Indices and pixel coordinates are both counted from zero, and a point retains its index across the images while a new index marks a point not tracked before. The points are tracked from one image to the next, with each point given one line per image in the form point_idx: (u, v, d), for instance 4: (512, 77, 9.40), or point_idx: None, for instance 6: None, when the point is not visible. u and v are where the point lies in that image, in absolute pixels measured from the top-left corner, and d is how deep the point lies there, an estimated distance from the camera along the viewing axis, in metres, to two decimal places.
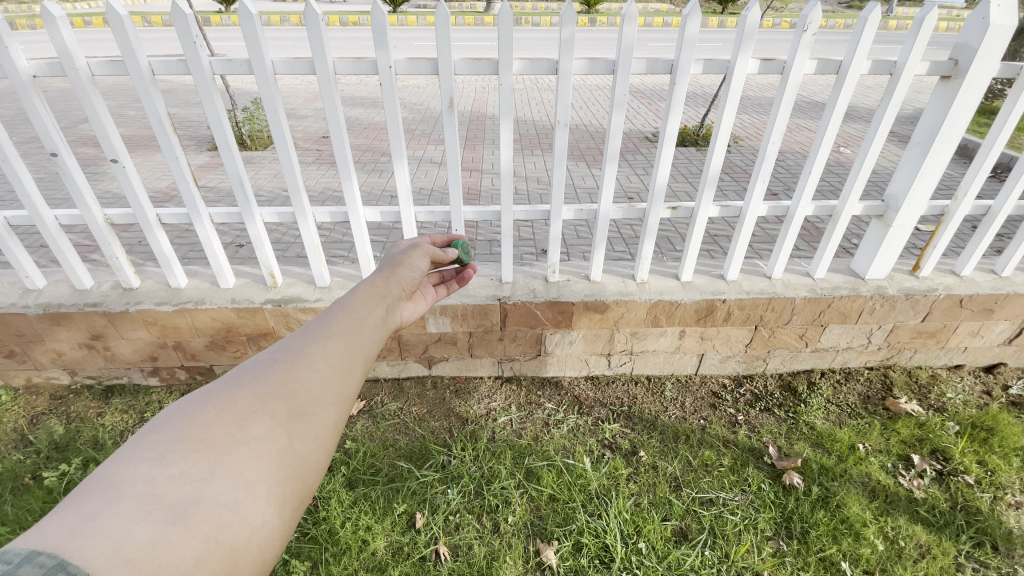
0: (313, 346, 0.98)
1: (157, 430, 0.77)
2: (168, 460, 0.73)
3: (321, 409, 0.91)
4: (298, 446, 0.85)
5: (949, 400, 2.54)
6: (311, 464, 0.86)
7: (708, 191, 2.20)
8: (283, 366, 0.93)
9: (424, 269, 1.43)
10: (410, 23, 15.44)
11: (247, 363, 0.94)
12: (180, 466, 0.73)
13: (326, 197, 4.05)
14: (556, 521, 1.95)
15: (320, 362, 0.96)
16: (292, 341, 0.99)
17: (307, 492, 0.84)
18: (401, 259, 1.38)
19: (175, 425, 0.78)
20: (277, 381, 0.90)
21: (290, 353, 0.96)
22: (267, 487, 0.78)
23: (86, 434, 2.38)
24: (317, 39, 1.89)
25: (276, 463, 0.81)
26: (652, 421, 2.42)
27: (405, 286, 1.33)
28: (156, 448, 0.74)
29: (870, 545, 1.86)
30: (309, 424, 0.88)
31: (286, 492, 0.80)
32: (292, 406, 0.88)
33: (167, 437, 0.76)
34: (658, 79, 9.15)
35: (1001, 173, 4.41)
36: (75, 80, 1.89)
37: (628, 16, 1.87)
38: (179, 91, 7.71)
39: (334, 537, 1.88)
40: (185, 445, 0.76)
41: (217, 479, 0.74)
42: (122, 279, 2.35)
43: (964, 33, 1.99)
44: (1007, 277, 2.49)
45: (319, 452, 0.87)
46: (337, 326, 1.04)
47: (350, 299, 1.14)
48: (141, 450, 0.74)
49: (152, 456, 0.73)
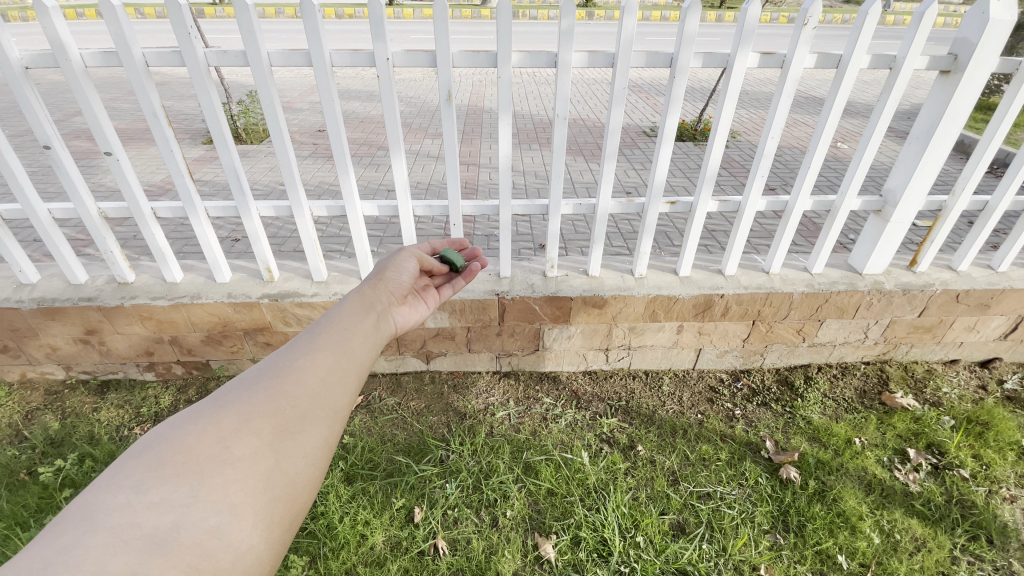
0: (301, 361, 0.98)
1: (136, 455, 0.76)
2: (148, 486, 0.72)
3: (310, 425, 0.90)
4: (286, 464, 0.84)
5: (945, 395, 2.55)
6: (301, 482, 0.85)
7: (706, 186, 2.19)
8: (269, 382, 0.92)
9: (412, 271, 1.44)
10: (406, 16, 15.31)
11: (232, 379, 0.93)
12: (160, 493, 0.72)
13: (322, 191, 4.03)
14: (555, 515, 1.95)
15: (308, 376, 0.95)
16: (279, 356, 0.99)
17: (297, 512, 0.83)
18: (387, 264, 1.39)
19: (156, 448, 0.77)
20: (264, 398, 0.89)
21: (277, 368, 0.95)
22: (253, 510, 0.77)
23: (81, 430, 2.37)
24: (314, 31, 1.87)
25: (263, 483, 0.80)
26: (650, 415, 2.43)
27: (394, 291, 1.34)
28: (134, 475, 0.73)
29: (866, 538, 1.87)
30: (298, 441, 0.87)
31: (273, 514, 0.80)
32: (280, 423, 0.87)
33: (148, 462, 0.75)
34: (657, 73, 9.13)
35: (999, 169, 4.42)
36: (68, 72, 1.86)
37: (629, 9, 1.85)
38: (173, 83, 7.63)
39: (332, 531, 1.88)
40: (167, 470, 0.75)
41: (199, 505, 0.73)
42: (117, 274, 2.33)
43: (963, 28, 1.98)
44: (1003, 272, 2.50)
45: (309, 469, 0.87)
46: (325, 340, 1.04)
47: (338, 311, 1.15)
48: (119, 477, 0.72)
49: (131, 484, 0.72)
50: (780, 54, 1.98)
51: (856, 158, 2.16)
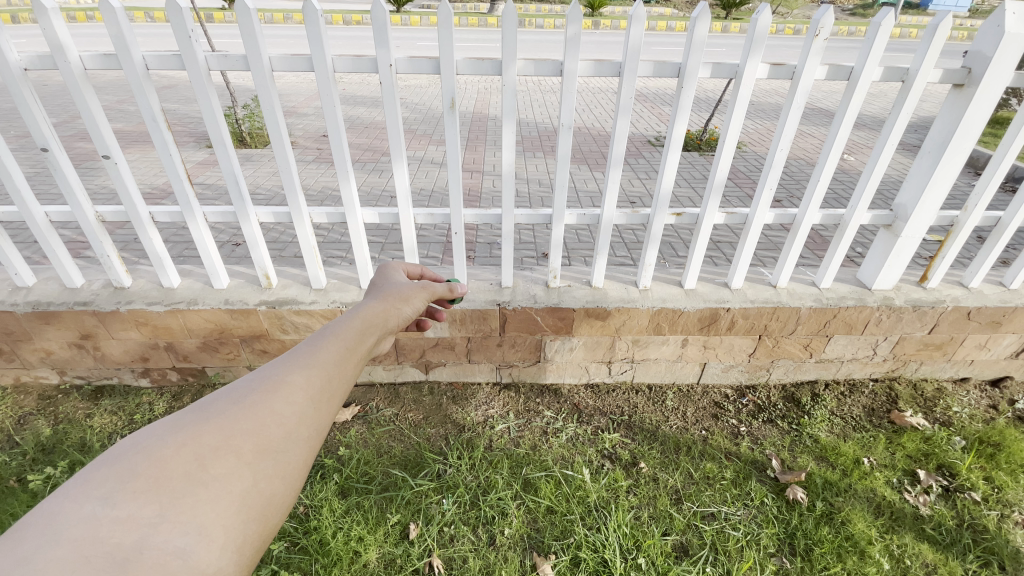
0: (294, 376, 0.89)
1: (109, 463, 0.69)
2: (118, 500, 0.65)
3: (294, 446, 0.82)
4: (263, 485, 0.76)
5: (955, 414, 2.49)
6: (277, 505, 0.77)
7: (714, 197, 2.14)
8: (257, 396, 0.83)
9: (422, 304, 1.38)
10: (413, 23, 15.34)
11: (218, 388, 0.84)
12: (128, 508, 0.64)
13: (325, 196, 4.01)
14: (554, 535, 1.89)
15: (298, 393, 0.87)
16: (274, 366, 0.91)
17: (267, 536, 0.75)
18: (404, 292, 1.33)
19: (129, 458, 0.70)
20: (248, 413, 0.81)
21: (268, 382, 0.86)
22: (223, 531, 0.69)
23: (73, 436, 2.33)
24: (316, 37, 1.84)
25: (237, 505, 0.72)
26: (653, 431, 2.37)
27: (403, 320, 1.28)
28: (104, 486, 0.66)
29: (875, 563, 1.81)
30: (279, 462, 0.79)
31: (244, 536, 0.72)
32: (261, 441, 0.79)
33: (120, 472, 0.68)
34: (663, 83, 9.11)
35: (1010, 184, 4.37)
36: (67, 75, 1.83)
37: (636, 17, 1.81)
38: (178, 86, 7.69)
39: (324, 547, 1.83)
40: (138, 483, 0.67)
41: (167, 524, 0.65)
42: (114, 278, 2.30)
43: (977, 41, 1.94)
44: (1015, 290, 2.44)
45: (286, 492, 0.79)
46: (323, 356, 0.96)
47: (342, 325, 1.06)
48: (88, 486, 0.65)
49: (99, 495, 0.65)
50: (791, 65, 1.93)
51: (866, 171, 2.10)
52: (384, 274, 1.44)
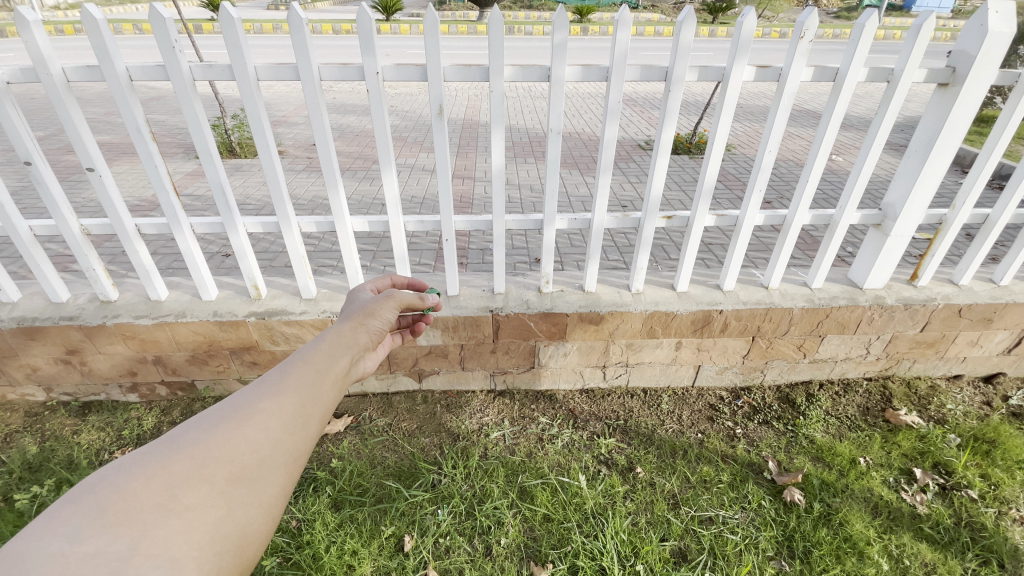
0: (266, 402, 0.87)
1: (76, 499, 0.66)
2: (86, 536, 0.63)
3: (267, 473, 0.81)
4: (239, 515, 0.75)
5: (949, 411, 2.50)
6: (253, 534, 0.76)
7: (704, 199, 2.14)
8: (229, 424, 0.82)
9: (392, 317, 1.36)
10: (404, 31, 15.45)
11: (188, 418, 0.82)
12: (97, 543, 0.62)
13: (315, 205, 4.00)
14: (550, 543, 1.87)
15: (271, 419, 0.85)
16: (245, 393, 0.88)
17: (243, 566, 0.74)
18: (370, 307, 1.31)
19: (97, 493, 0.68)
20: (219, 442, 0.79)
21: (239, 409, 0.85)
22: (196, 564, 0.67)
23: (60, 454, 2.28)
24: (302, 45, 1.82)
25: (211, 536, 0.70)
26: (649, 435, 2.36)
27: (373, 336, 1.27)
28: (73, 522, 0.64)
29: (873, 564, 1.80)
30: (252, 490, 0.78)
31: (218, 568, 0.70)
32: (235, 470, 0.77)
33: (88, 508, 0.66)
34: (652, 87, 9.19)
35: (998, 181, 4.42)
36: (49, 86, 1.80)
37: (622, 22, 1.81)
38: (166, 97, 7.67)
39: (317, 562, 1.79)
40: (107, 517, 0.65)
41: (138, 558, 0.63)
42: (99, 292, 2.26)
43: (961, 41, 1.96)
44: (1005, 286, 2.46)
45: (262, 521, 0.77)
46: (295, 381, 0.94)
47: (313, 351, 1.05)
48: (56, 523, 0.63)
49: (67, 531, 0.63)
50: (777, 67, 1.94)
51: (854, 171, 2.11)
52: (352, 295, 1.42)
